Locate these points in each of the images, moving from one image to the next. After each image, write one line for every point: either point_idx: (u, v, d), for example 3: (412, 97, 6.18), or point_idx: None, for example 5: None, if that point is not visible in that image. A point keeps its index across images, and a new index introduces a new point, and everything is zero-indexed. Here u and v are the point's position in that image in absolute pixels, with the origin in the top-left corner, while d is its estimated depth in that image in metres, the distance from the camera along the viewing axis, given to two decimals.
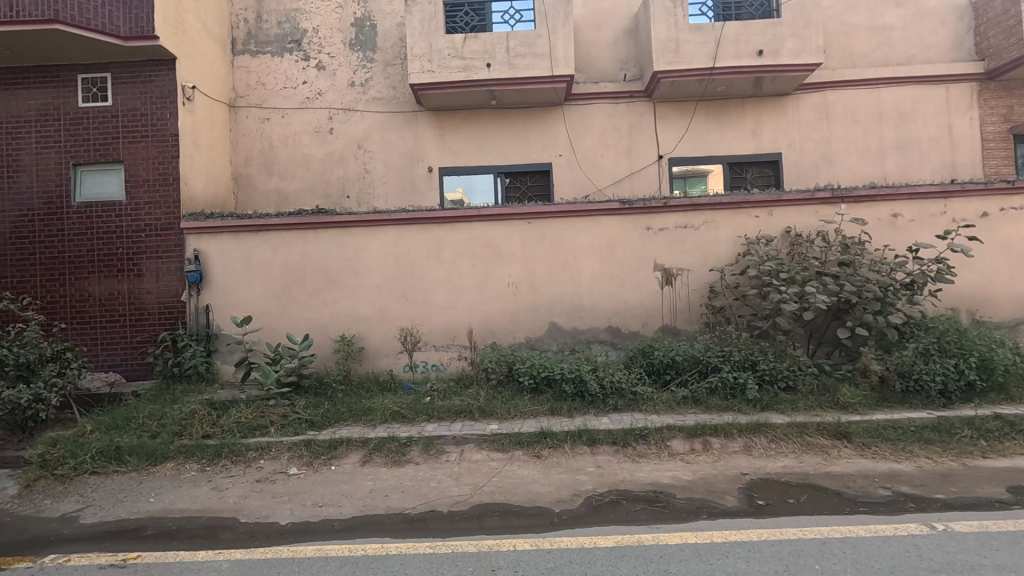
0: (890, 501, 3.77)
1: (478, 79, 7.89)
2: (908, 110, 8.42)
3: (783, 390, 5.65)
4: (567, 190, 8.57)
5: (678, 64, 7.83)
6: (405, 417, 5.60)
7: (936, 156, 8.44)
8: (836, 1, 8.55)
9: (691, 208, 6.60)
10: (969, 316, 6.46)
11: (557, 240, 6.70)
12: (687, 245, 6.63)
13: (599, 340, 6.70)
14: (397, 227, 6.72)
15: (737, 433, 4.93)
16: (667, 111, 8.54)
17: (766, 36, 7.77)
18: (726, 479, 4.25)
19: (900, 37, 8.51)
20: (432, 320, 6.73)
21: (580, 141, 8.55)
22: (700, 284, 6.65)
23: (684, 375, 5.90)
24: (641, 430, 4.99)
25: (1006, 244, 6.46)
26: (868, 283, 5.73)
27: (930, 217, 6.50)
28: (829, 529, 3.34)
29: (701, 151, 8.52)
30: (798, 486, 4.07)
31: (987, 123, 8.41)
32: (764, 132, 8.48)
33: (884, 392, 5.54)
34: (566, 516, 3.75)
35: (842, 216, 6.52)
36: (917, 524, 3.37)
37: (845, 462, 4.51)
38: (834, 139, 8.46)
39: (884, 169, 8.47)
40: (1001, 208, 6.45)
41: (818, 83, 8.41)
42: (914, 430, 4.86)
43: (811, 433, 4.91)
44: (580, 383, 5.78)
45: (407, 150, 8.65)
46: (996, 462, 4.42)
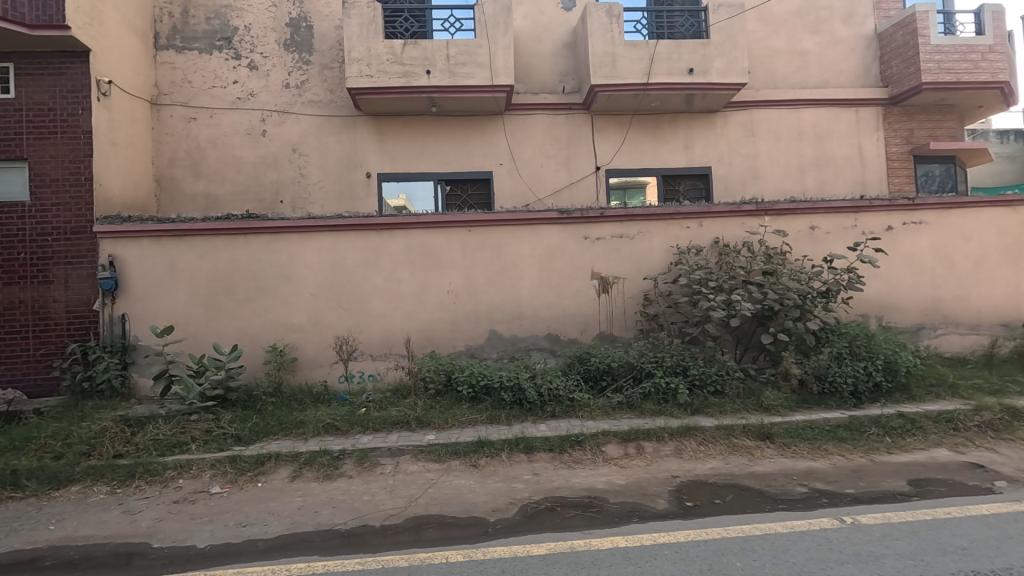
0: (806, 498, 3.99)
1: (419, 86, 7.84)
2: (824, 130, 9.05)
3: (712, 394, 5.88)
4: (508, 199, 8.63)
5: (614, 78, 8.08)
6: (339, 429, 5.43)
7: (849, 174, 9.09)
8: (760, 26, 9.08)
9: (626, 219, 6.81)
10: (877, 322, 6.99)
11: (497, 248, 6.73)
12: (623, 253, 6.82)
13: (538, 347, 6.75)
14: (333, 233, 6.54)
15: (668, 437, 5.10)
16: (604, 124, 8.78)
17: (696, 56, 8.16)
18: (657, 483, 4.37)
19: (817, 62, 9.14)
20: (369, 329, 6.58)
21: (520, 150, 8.65)
22: (635, 292, 6.85)
23: (619, 382, 6.05)
24: (578, 436, 5.07)
25: (908, 256, 7.03)
26: (788, 291, 6.08)
27: (843, 229, 6.99)
28: (751, 527, 3.49)
29: (637, 163, 8.81)
30: (724, 486, 4.24)
31: (892, 144, 9.17)
32: (695, 147, 8.88)
33: (803, 394, 5.88)
34: (501, 525, 3.73)
35: (765, 228, 6.89)
36: (829, 518, 3.57)
37: (767, 462, 4.74)
38: (760, 155, 8.96)
39: (804, 184, 9.03)
40: (904, 222, 7.03)
41: (744, 102, 8.89)
42: (829, 430, 5.18)
43: (736, 434, 5.14)
44: (518, 390, 5.82)
45: (345, 155, 8.45)
46: (899, 457, 4.77)
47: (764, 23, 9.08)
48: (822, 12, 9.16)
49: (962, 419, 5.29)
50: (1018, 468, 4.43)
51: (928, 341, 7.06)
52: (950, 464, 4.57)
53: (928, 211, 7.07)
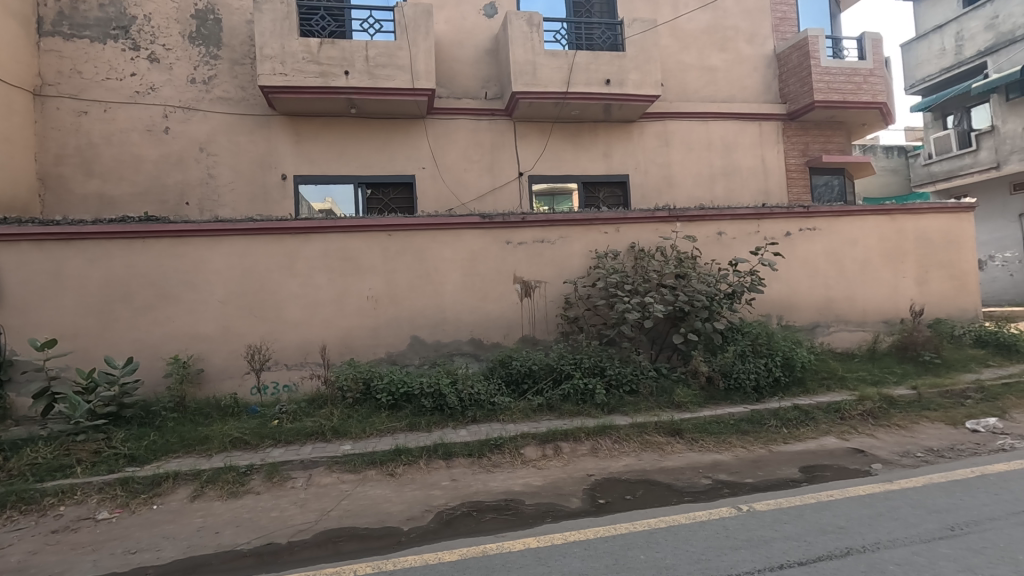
0: (709, 489, 4.21)
1: (337, 87, 7.64)
2: (731, 142, 9.64)
3: (627, 393, 6.10)
4: (431, 203, 8.56)
5: (534, 86, 8.24)
6: (248, 444, 5.16)
7: (754, 183, 9.73)
8: (672, 41, 9.56)
9: (547, 224, 6.93)
10: (778, 321, 7.52)
11: (418, 253, 6.65)
12: (544, 258, 6.94)
13: (461, 352, 6.73)
14: (243, 237, 6.22)
15: (585, 436, 5.24)
16: (527, 130, 8.92)
17: (613, 67, 8.47)
18: (573, 482, 4.47)
19: (724, 78, 9.73)
20: (283, 337, 6.31)
21: (443, 154, 8.61)
22: (557, 295, 6.99)
23: (540, 384, 6.14)
24: (497, 440, 5.11)
25: (803, 259, 7.62)
26: (697, 293, 6.42)
27: (747, 235, 7.47)
28: (656, 521, 3.63)
29: (559, 170, 9.02)
30: (635, 482, 4.40)
31: (790, 157, 9.91)
32: (614, 155, 9.20)
33: (710, 390, 6.21)
34: (414, 534, 3.67)
35: (677, 233, 7.25)
36: (727, 508, 3.79)
37: (676, 456, 4.97)
38: (673, 164, 9.41)
39: (714, 192, 9.56)
40: (800, 229, 7.62)
41: (658, 113, 9.32)
42: (733, 424, 5.51)
43: (649, 431, 5.36)
44: (438, 396, 5.79)
45: (258, 156, 8.07)
46: (794, 446, 5.15)
47: (675, 39, 9.57)
48: (727, 32, 9.77)
49: (848, 409, 5.77)
50: (893, 451, 4.89)
51: (822, 338, 7.67)
52: (836, 451, 4.98)
53: (821, 218, 7.70)
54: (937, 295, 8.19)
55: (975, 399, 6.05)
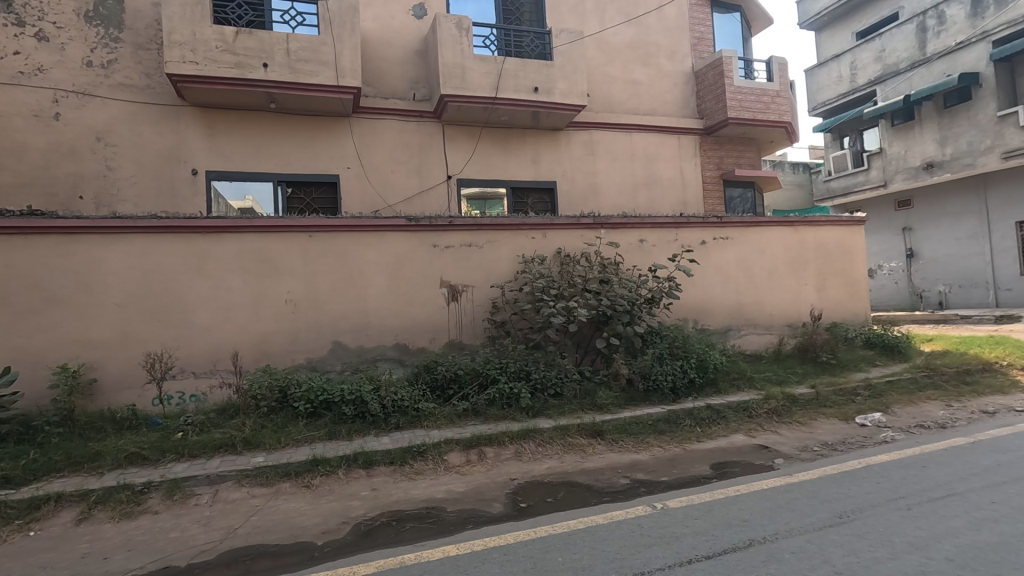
0: (627, 489, 4.33)
1: (254, 79, 7.26)
2: (654, 153, 10.06)
3: (552, 396, 6.18)
4: (356, 204, 8.30)
5: (463, 90, 8.23)
6: (147, 459, 4.76)
7: (674, 194, 10.19)
8: (598, 54, 9.86)
9: (475, 227, 6.92)
10: (694, 325, 7.90)
11: (341, 255, 6.43)
12: (471, 262, 6.92)
13: (385, 358, 6.55)
14: (145, 236, 5.75)
15: (509, 440, 5.26)
16: (456, 134, 8.88)
17: (541, 75, 8.62)
18: (496, 486, 4.46)
19: (646, 92, 10.15)
20: (190, 343, 5.89)
21: (370, 154, 8.40)
22: (483, 300, 6.98)
23: (465, 389, 6.10)
24: (420, 446, 5.02)
25: (717, 267, 8.07)
26: (619, 298, 6.63)
27: (667, 243, 7.81)
28: (576, 522, 3.69)
29: (487, 174, 9.04)
30: (557, 485, 4.45)
31: (707, 169, 10.48)
32: (542, 162, 9.35)
33: (631, 392, 6.41)
34: (329, 548, 3.52)
35: (601, 240, 7.46)
36: (643, 506, 3.92)
37: (597, 457, 5.09)
38: (599, 172, 9.69)
39: (637, 201, 9.93)
40: (714, 237, 8.06)
41: (585, 123, 9.57)
42: (651, 424, 5.72)
43: (571, 433, 5.46)
44: (360, 403, 5.61)
45: (165, 149, 7.52)
46: (706, 444, 5.41)
47: (601, 51, 9.88)
48: (650, 48, 10.21)
49: (755, 408, 6.15)
50: (793, 446, 5.26)
51: (734, 341, 8.14)
52: (743, 447, 5.29)
53: (733, 228, 8.19)
54: (833, 300, 8.91)
55: (864, 396, 6.63)
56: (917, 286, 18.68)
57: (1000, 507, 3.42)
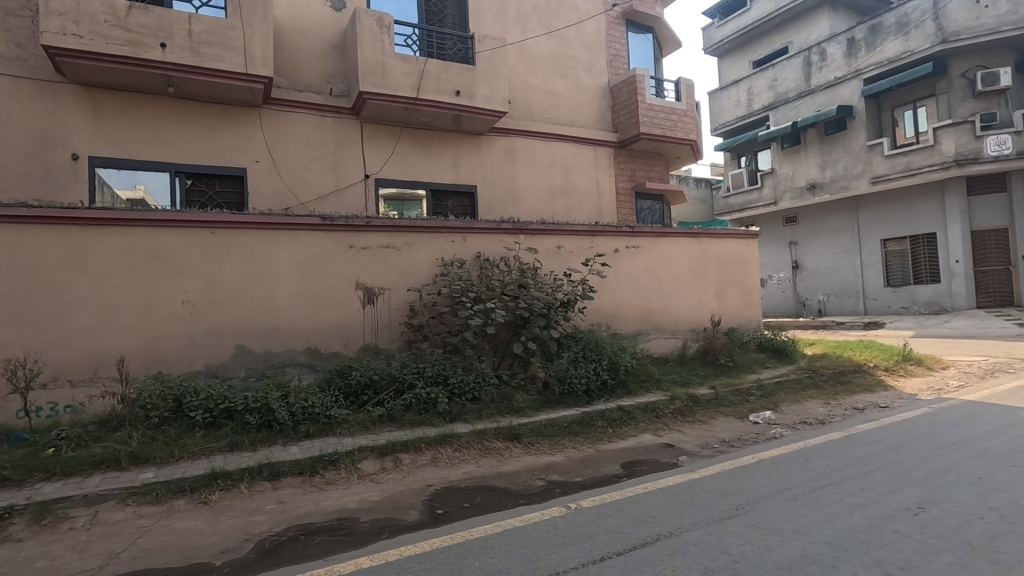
0: (542, 490, 4.40)
1: (150, 59, 6.67)
2: (571, 163, 10.36)
3: (469, 401, 6.15)
4: (264, 200, 7.83)
5: (383, 88, 8.04)
6: (9, 480, 4.19)
7: (590, 203, 10.56)
8: (520, 62, 10.02)
9: (393, 229, 6.77)
10: (607, 329, 8.22)
11: (248, 253, 6.04)
12: (389, 264, 6.75)
13: (294, 363, 6.22)
14: (13, 226, 5.09)
15: (425, 446, 5.18)
16: (374, 132, 8.65)
17: (463, 79, 8.62)
18: (411, 494, 4.37)
19: (565, 102, 10.45)
20: (66, 348, 5.27)
21: (281, 148, 7.97)
22: (401, 303, 6.83)
23: (381, 395, 5.94)
24: (331, 455, 4.82)
25: (629, 274, 8.45)
26: (537, 302, 6.76)
27: (582, 250, 8.07)
28: (492, 526, 3.70)
29: (406, 175, 8.88)
30: (473, 489, 4.44)
31: (620, 181, 10.95)
32: (462, 166, 9.33)
33: (547, 395, 6.54)
34: (229, 568, 3.27)
35: (520, 245, 7.56)
36: (558, 507, 4.00)
37: (514, 460, 5.14)
38: (518, 179, 9.84)
39: (555, 208, 10.17)
40: (627, 246, 8.44)
41: (505, 129, 9.69)
42: (566, 426, 5.86)
43: (489, 437, 5.47)
44: (266, 412, 5.29)
45: (40, 129, 6.71)
46: (617, 444, 5.64)
47: (523, 60, 10.05)
48: (570, 61, 10.53)
49: (662, 408, 6.50)
50: (696, 443, 5.61)
51: (643, 345, 8.56)
52: (651, 446, 5.56)
53: (644, 237, 8.62)
54: (731, 307, 9.63)
55: (756, 396, 7.21)
56: (801, 295, 20.64)
57: (868, 493, 3.85)
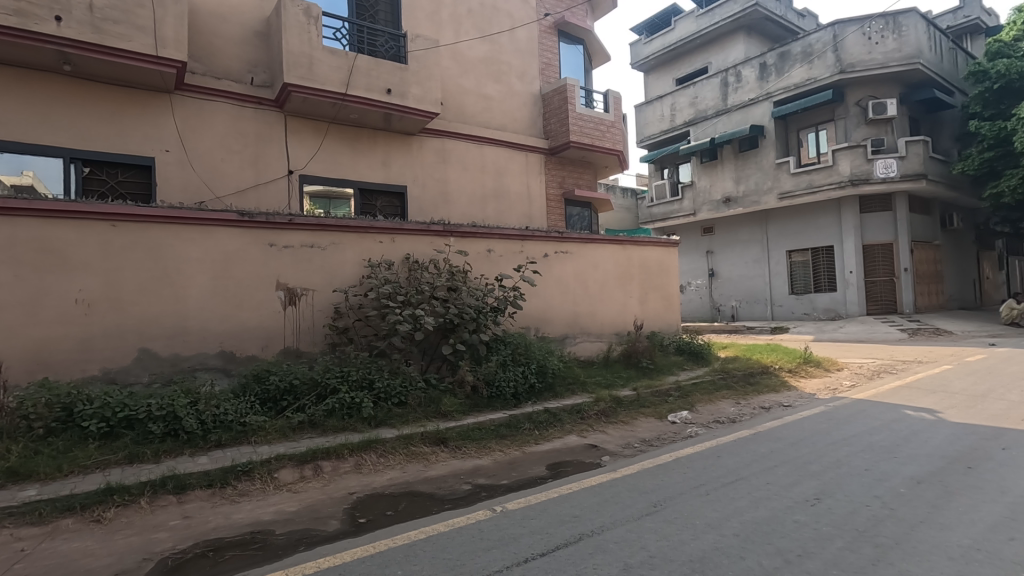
0: (468, 494, 4.38)
1: (43, 33, 6.05)
2: (503, 167, 10.43)
3: (395, 405, 6.01)
4: (174, 193, 7.30)
5: (309, 81, 7.74)
6: None
7: (521, 207, 10.66)
8: (453, 64, 9.97)
9: (317, 228, 6.52)
10: (535, 332, 8.33)
11: (155, 249, 5.60)
12: (312, 264, 6.49)
13: (206, 367, 5.83)
14: None
15: (348, 453, 5.01)
16: (299, 127, 8.30)
17: (394, 78, 8.47)
18: (332, 503, 4.22)
19: (498, 107, 10.51)
20: None
21: (195, 138, 7.47)
22: (325, 305, 6.58)
23: (301, 400, 5.68)
24: (245, 465, 4.55)
25: (558, 278, 8.62)
26: (466, 306, 6.74)
27: (513, 254, 8.13)
28: (416, 532, 3.64)
29: (333, 173, 8.58)
30: (398, 496, 4.34)
31: (551, 187, 11.16)
32: (392, 166, 9.15)
33: (475, 398, 6.51)
34: None
35: (450, 247, 7.51)
36: (484, 510, 4.00)
37: (440, 465, 5.08)
38: (449, 181, 9.78)
39: (486, 212, 10.19)
40: (555, 251, 8.61)
41: (437, 130, 9.61)
42: (493, 429, 5.87)
43: (415, 442, 5.38)
44: (172, 420, 4.92)
45: None
46: (543, 445, 5.73)
47: (456, 62, 10.01)
48: (503, 66, 10.61)
49: (587, 410, 6.67)
50: (618, 443, 5.81)
51: (571, 348, 8.75)
52: (576, 447, 5.69)
53: (572, 243, 8.83)
54: (653, 312, 10.05)
55: (675, 396, 7.57)
56: (716, 301, 21.89)
57: (772, 486, 4.14)
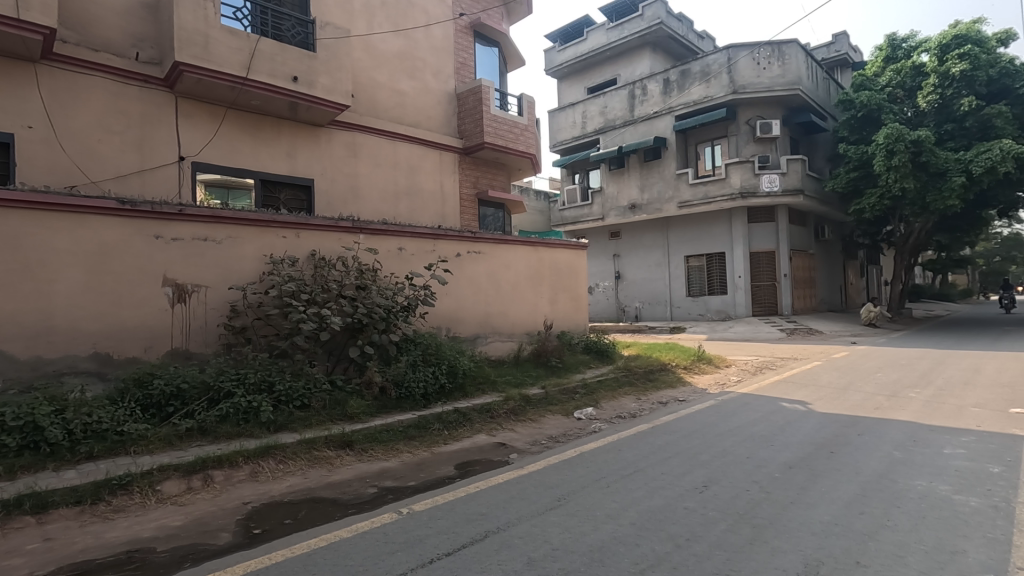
0: (373, 498, 4.27)
1: None
2: (416, 164, 10.28)
3: (298, 408, 5.72)
4: (39, 175, 6.49)
5: (205, 61, 7.18)
6: None
7: (434, 206, 10.56)
8: (365, 56, 9.67)
9: (212, 220, 6.07)
10: (447, 332, 8.29)
11: (13, 238, 4.94)
12: (205, 259, 6.03)
13: (76, 371, 5.22)
14: None
15: (243, 460, 4.71)
16: (192, 110, 7.68)
17: (301, 65, 8.09)
18: (224, 514, 3.95)
19: (412, 104, 10.35)
20: None
21: (67, 115, 6.68)
22: (219, 303, 6.14)
23: (190, 405, 5.26)
24: (121, 478, 4.14)
25: (470, 278, 8.64)
26: (375, 305, 6.58)
27: (425, 252, 8.04)
28: (317, 540, 3.50)
29: (231, 161, 8.02)
30: (297, 503, 4.14)
31: (464, 187, 11.15)
32: (297, 157, 8.71)
33: (383, 400, 6.37)
34: None
35: (359, 245, 7.28)
36: (390, 513, 3.92)
37: (344, 469, 4.92)
38: (359, 176, 9.48)
39: (398, 209, 9.99)
40: (468, 251, 8.63)
41: (347, 123, 9.29)
42: (402, 430, 5.77)
43: (318, 446, 5.16)
44: (32, 431, 4.38)
45: None
46: (452, 445, 5.72)
47: (368, 54, 9.71)
48: (417, 62, 10.46)
49: (496, 408, 6.74)
50: (526, 441, 5.93)
51: (482, 347, 8.79)
52: (485, 446, 5.74)
53: (484, 243, 8.88)
54: (562, 312, 10.36)
55: (581, 394, 7.84)
56: (622, 302, 22.93)
57: (667, 476, 4.43)
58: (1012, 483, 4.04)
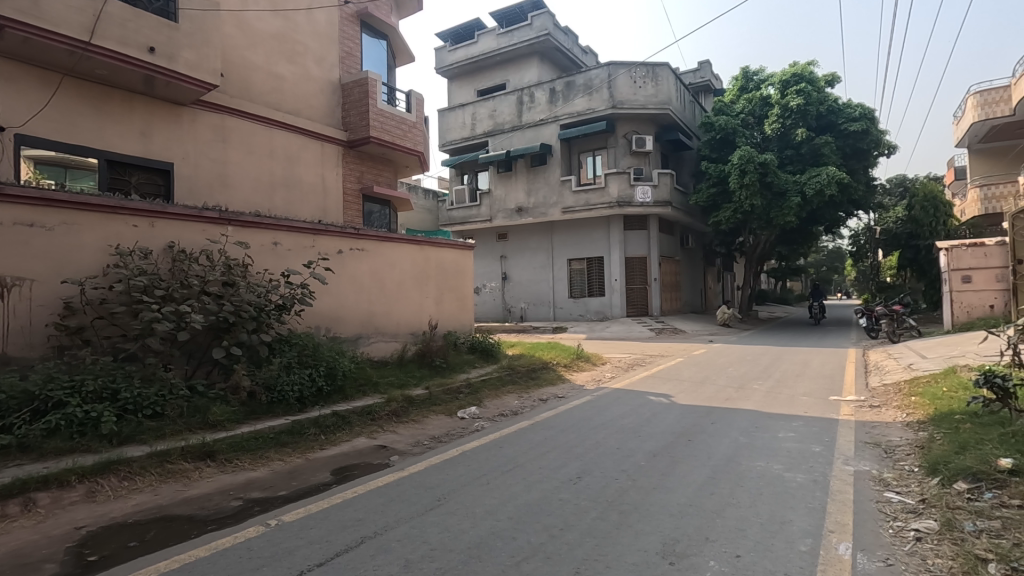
0: (238, 511, 3.95)
1: None
2: (295, 154, 9.69)
3: (148, 418, 5.12)
4: None
5: (35, 18, 6.17)
6: None
7: (314, 200, 10.03)
8: (238, 33, 8.90)
9: (40, 202, 5.23)
10: (326, 332, 7.89)
11: None
12: (31, 247, 5.19)
13: None
14: None
15: (77, 479, 4.11)
16: (18, 74, 6.57)
17: (159, 36, 7.26)
18: (49, 543, 3.42)
19: (291, 90, 9.73)
20: None
21: None
22: (49, 299, 5.31)
23: (7, 419, 4.48)
24: None
25: (352, 276, 8.31)
26: (244, 303, 6.09)
27: (303, 248, 7.59)
28: (168, 563, 3.15)
29: (68, 137, 6.99)
30: (145, 523, 3.71)
31: (348, 181, 10.71)
32: (154, 137, 7.81)
33: (251, 405, 5.91)
34: None
35: (227, 238, 6.69)
36: (255, 527, 3.65)
37: (204, 482, 4.49)
38: (228, 163, 8.73)
39: (273, 201, 9.34)
40: (351, 248, 8.30)
41: (215, 105, 8.51)
42: (273, 437, 5.39)
43: (173, 459, 4.66)
44: None
45: None
46: (329, 451, 5.46)
47: (242, 32, 8.96)
48: (297, 46, 9.84)
49: (377, 411, 6.54)
50: (408, 442, 5.83)
51: (364, 348, 8.49)
52: (364, 449, 5.55)
53: (368, 240, 8.59)
54: (448, 312, 10.34)
55: (465, 393, 7.88)
56: (507, 302, 23.39)
57: (545, 470, 4.60)
58: (829, 459, 4.75)
